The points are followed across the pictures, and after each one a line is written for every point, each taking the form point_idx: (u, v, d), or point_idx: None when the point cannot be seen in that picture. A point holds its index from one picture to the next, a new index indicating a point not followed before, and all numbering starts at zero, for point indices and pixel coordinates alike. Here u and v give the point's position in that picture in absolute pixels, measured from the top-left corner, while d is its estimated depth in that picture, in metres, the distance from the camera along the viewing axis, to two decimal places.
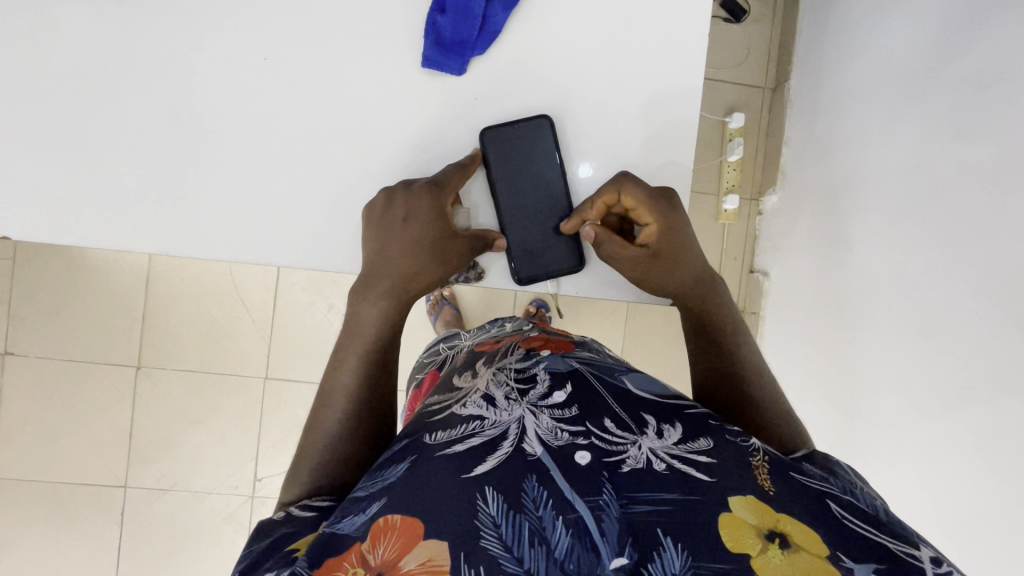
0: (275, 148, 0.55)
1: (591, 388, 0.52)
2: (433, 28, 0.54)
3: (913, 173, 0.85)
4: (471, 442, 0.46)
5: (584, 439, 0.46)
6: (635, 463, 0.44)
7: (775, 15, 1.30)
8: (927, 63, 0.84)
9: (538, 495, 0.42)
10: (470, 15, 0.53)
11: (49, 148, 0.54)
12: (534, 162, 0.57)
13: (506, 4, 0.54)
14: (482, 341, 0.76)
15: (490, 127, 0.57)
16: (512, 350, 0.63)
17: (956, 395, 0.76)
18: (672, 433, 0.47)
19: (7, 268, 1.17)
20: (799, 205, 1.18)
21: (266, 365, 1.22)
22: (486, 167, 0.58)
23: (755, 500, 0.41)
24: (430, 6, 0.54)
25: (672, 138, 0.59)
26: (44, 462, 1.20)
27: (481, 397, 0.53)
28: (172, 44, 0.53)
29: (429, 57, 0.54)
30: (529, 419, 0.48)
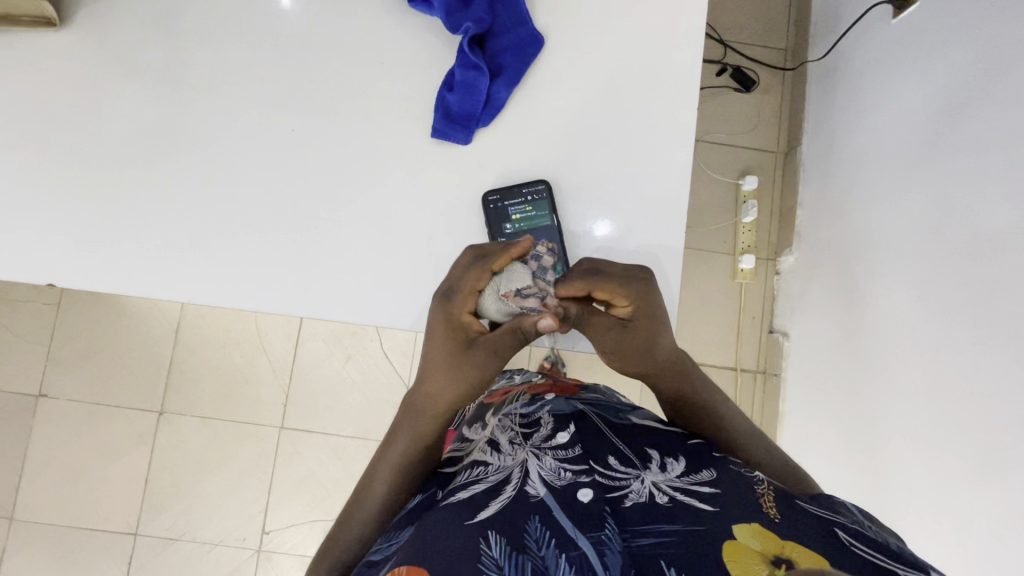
0: (304, 205, 0.60)
1: (591, 428, 0.54)
2: (443, 104, 0.59)
3: (927, 231, 0.86)
4: (474, 488, 0.48)
5: (586, 477, 0.47)
6: (638, 497, 0.44)
7: (783, 85, 1.36)
8: (931, 127, 0.88)
9: (540, 535, 0.42)
10: (475, 92, 0.58)
11: (101, 203, 0.59)
12: (529, 221, 0.59)
13: (509, 82, 0.59)
14: (492, 392, 0.76)
15: (494, 191, 0.60)
16: (518, 397, 0.65)
17: (993, 462, 0.72)
18: (676, 466, 0.48)
19: (51, 314, 1.24)
20: (815, 263, 1.19)
21: (282, 415, 1.24)
22: (486, 227, 0.60)
23: (760, 530, 0.40)
24: (440, 86, 0.60)
25: (676, 197, 0.61)
26: (60, 506, 1.22)
27: (487, 444, 0.56)
28: (208, 110, 0.60)
29: (438, 128, 0.59)
30: (532, 461, 0.49)
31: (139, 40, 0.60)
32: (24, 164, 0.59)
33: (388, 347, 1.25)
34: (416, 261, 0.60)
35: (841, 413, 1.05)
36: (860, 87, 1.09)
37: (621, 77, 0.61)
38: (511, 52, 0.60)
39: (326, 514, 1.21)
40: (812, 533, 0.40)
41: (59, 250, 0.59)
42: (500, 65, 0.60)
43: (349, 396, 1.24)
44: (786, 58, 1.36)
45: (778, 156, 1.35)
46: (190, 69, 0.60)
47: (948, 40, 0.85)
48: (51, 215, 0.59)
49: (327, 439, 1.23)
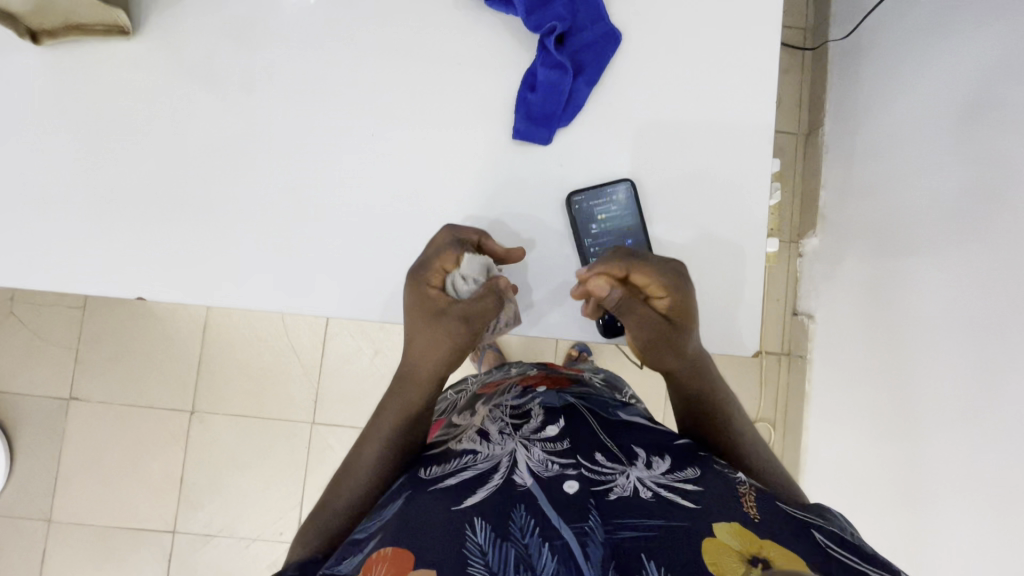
0: (353, 207, 0.59)
1: (580, 422, 0.54)
2: (524, 105, 0.58)
3: (958, 215, 0.86)
4: (462, 476, 0.49)
5: (573, 469, 0.47)
6: (623, 491, 0.45)
7: (803, 66, 1.34)
8: (959, 109, 0.88)
9: (524, 523, 0.43)
10: (559, 92, 0.58)
11: (154, 209, 0.59)
12: (615, 220, 0.59)
13: (590, 81, 0.59)
14: (485, 381, 0.76)
15: (576, 191, 0.60)
16: (510, 388, 0.66)
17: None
18: (661, 464, 0.49)
19: (78, 318, 1.24)
20: (841, 248, 1.19)
21: (313, 411, 1.25)
22: (573, 228, 0.60)
23: (739, 528, 0.41)
24: (521, 86, 0.59)
25: (728, 190, 0.61)
26: (96, 506, 1.23)
27: (476, 432, 0.56)
28: (253, 112, 0.59)
29: (521, 130, 0.58)
30: (521, 451, 0.51)
31: (183, 41, 0.58)
32: (74, 172, 0.58)
33: None
34: None
35: (868, 393, 1.06)
36: (884, 71, 1.08)
37: (670, 68, 0.60)
38: (590, 49, 0.59)
39: None
40: (794, 533, 0.41)
41: (115, 258, 0.59)
42: (581, 63, 0.59)
43: (379, 391, 1.25)
44: (807, 38, 1.34)
45: (799, 137, 1.34)
46: (237, 71, 0.59)
47: (976, 28, 0.85)
48: (101, 221, 0.59)
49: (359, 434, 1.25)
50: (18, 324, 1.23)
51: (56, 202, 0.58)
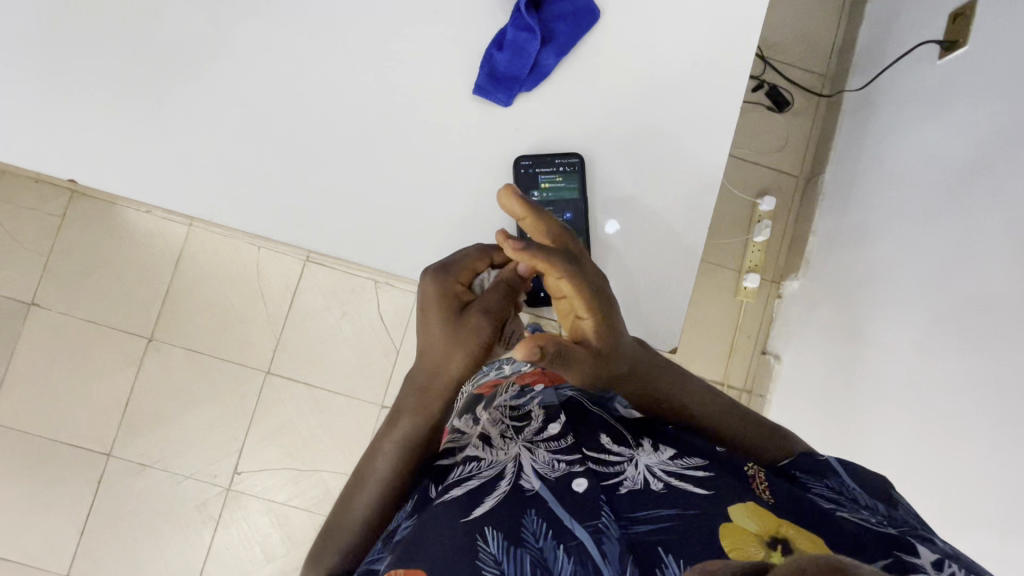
0: (329, 146, 0.59)
1: (580, 417, 0.54)
2: (489, 62, 0.59)
3: (928, 283, 0.89)
4: (467, 484, 0.49)
5: (580, 466, 0.48)
6: (633, 484, 0.46)
7: (817, 111, 1.35)
8: (949, 179, 0.90)
9: (536, 527, 0.43)
10: (523, 55, 0.58)
11: (132, 112, 0.58)
12: (556, 193, 0.60)
13: (558, 52, 0.59)
14: (481, 382, 0.75)
15: (528, 156, 0.60)
16: (507, 388, 0.66)
17: (972, 514, 0.74)
18: (667, 452, 0.49)
19: (54, 224, 1.23)
20: (813, 297, 1.21)
21: (269, 360, 1.24)
22: (515, 190, 0.60)
23: (757, 510, 0.42)
24: (490, 44, 0.60)
25: (697, 202, 0.62)
26: (35, 416, 1.22)
27: (479, 439, 0.55)
28: (249, 33, 0.59)
29: (481, 86, 0.59)
30: (525, 455, 0.50)
31: None
32: (54, 59, 0.58)
33: (384, 309, 1.25)
34: (431, 218, 0.60)
35: (819, 441, 1.07)
36: (890, 126, 1.09)
37: (665, 71, 0.61)
38: (564, 21, 0.60)
39: (298, 463, 1.24)
40: (805, 511, 0.43)
41: (83, 153, 0.58)
42: (553, 33, 0.60)
43: (339, 352, 1.25)
44: (824, 84, 1.35)
45: (800, 180, 1.35)
46: None
47: (982, 102, 0.87)
48: (73, 112, 0.58)
49: (311, 391, 1.25)
50: None
51: (33, 86, 0.58)
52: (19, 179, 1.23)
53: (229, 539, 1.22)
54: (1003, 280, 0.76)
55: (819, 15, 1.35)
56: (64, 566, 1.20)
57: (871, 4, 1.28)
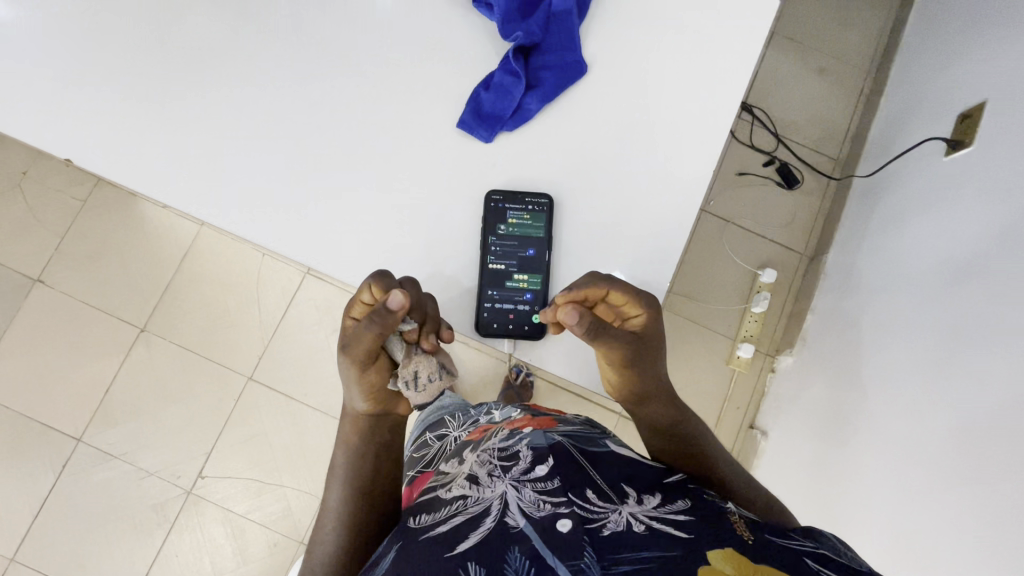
0: (323, 158, 0.62)
1: (569, 457, 0.54)
2: (475, 100, 0.62)
3: (920, 377, 0.87)
4: (454, 520, 0.50)
5: (565, 507, 0.47)
6: (616, 527, 0.45)
7: (824, 192, 1.37)
8: (946, 272, 0.90)
9: (519, 564, 0.43)
10: (507, 98, 0.61)
11: (150, 107, 0.62)
12: (518, 227, 0.61)
13: (542, 97, 0.62)
14: (475, 427, 0.77)
15: (498, 189, 0.62)
16: (498, 432, 0.66)
17: None
18: (652, 500, 0.48)
19: (73, 208, 1.28)
20: (805, 375, 1.19)
21: (253, 367, 1.25)
22: (482, 220, 0.61)
23: (735, 555, 0.41)
24: (478, 83, 0.63)
25: (670, 254, 0.62)
26: (16, 390, 1.23)
27: (465, 478, 0.56)
28: (266, 46, 0.63)
29: (465, 121, 0.62)
30: (511, 493, 0.51)
31: None
32: (87, 51, 0.62)
33: None
34: (409, 238, 0.61)
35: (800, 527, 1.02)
36: (893, 215, 1.11)
37: (653, 127, 0.63)
38: (552, 70, 0.63)
39: (264, 476, 1.22)
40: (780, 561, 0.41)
41: (97, 139, 0.62)
42: (538, 80, 0.63)
43: (323, 367, 1.25)
44: (835, 167, 1.37)
45: (803, 257, 1.35)
46: (264, 11, 0.63)
47: (980, 203, 0.89)
48: (91, 99, 0.62)
49: (289, 403, 1.24)
50: (17, 196, 1.27)
51: (67, 74, 0.62)
52: (49, 162, 1.29)
53: (180, 545, 1.19)
54: (988, 386, 0.74)
55: (833, 103, 1.39)
56: (11, 549, 1.18)
57: (884, 99, 1.31)
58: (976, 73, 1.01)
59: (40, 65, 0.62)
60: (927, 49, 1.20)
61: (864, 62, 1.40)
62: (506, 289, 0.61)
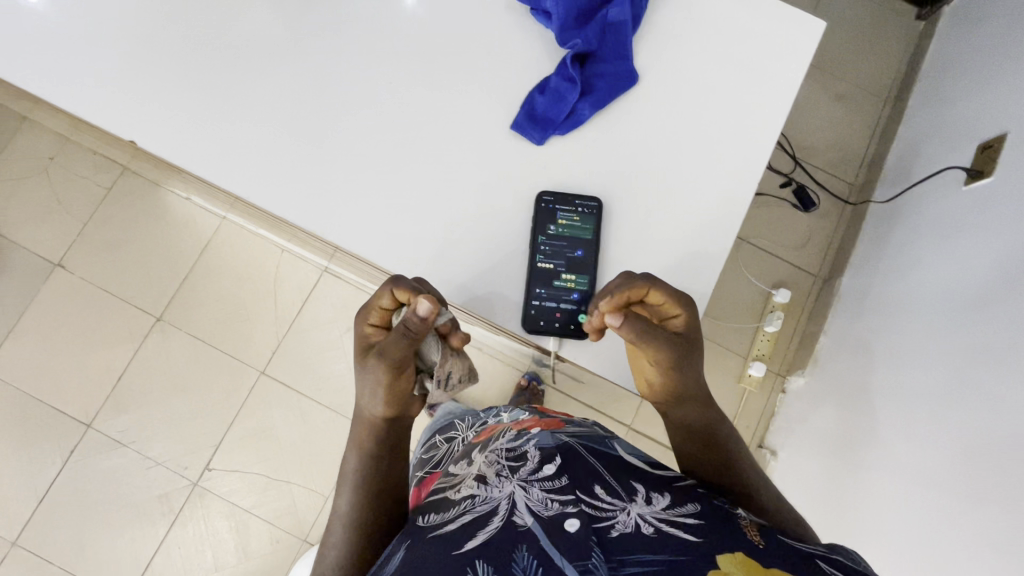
0: (362, 154, 0.63)
1: (575, 459, 0.54)
2: (529, 103, 0.64)
3: (931, 402, 0.87)
4: (462, 519, 0.50)
5: (573, 507, 0.48)
6: (624, 528, 0.45)
7: (840, 216, 1.38)
8: (960, 300, 0.91)
9: (527, 563, 0.43)
10: (562, 102, 0.63)
11: (201, 98, 0.64)
12: (569, 227, 0.61)
13: (594, 104, 0.63)
14: (482, 428, 0.77)
15: (548, 191, 0.63)
16: (505, 432, 0.66)
17: None
18: (660, 500, 0.48)
19: (98, 195, 1.29)
20: (816, 396, 1.20)
21: (266, 361, 1.25)
22: (534, 218, 0.62)
23: (745, 559, 0.41)
24: (533, 87, 0.65)
25: (710, 266, 0.63)
26: (29, 373, 1.23)
27: (474, 479, 0.56)
28: (312, 43, 0.65)
29: (518, 123, 0.63)
30: (519, 492, 0.51)
31: None
32: (148, 44, 0.64)
33: None
34: (442, 235, 0.62)
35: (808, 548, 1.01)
36: (909, 240, 1.12)
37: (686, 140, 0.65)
38: (606, 78, 0.64)
39: (270, 472, 1.21)
40: (792, 564, 0.41)
41: (147, 127, 0.64)
42: (591, 86, 0.64)
43: (335, 365, 1.25)
44: (852, 192, 1.39)
45: (817, 279, 1.36)
46: (312, 10, 0.65)
47: (998, 232, 0.90)
48: (142, 87, 0.64)
49: (300, 399, 1.24)
50: (43, 180, 1.29)
51: (121, 63, 0.64)
52: (77, 150, 1.30)
53: (182, 537, 1.19)
54: (1003, 412, 0.75)
55: (852, 128, 1.41)
56: (13, 533, 1.17)
57: (903, 126, 1.33)
58: (996, 104, 1.03)
59: (98, 54, 0.64)
60: (948, 79, 1.22)
61: (883, 89, 1.42)
62: (553, 286, 0.61)
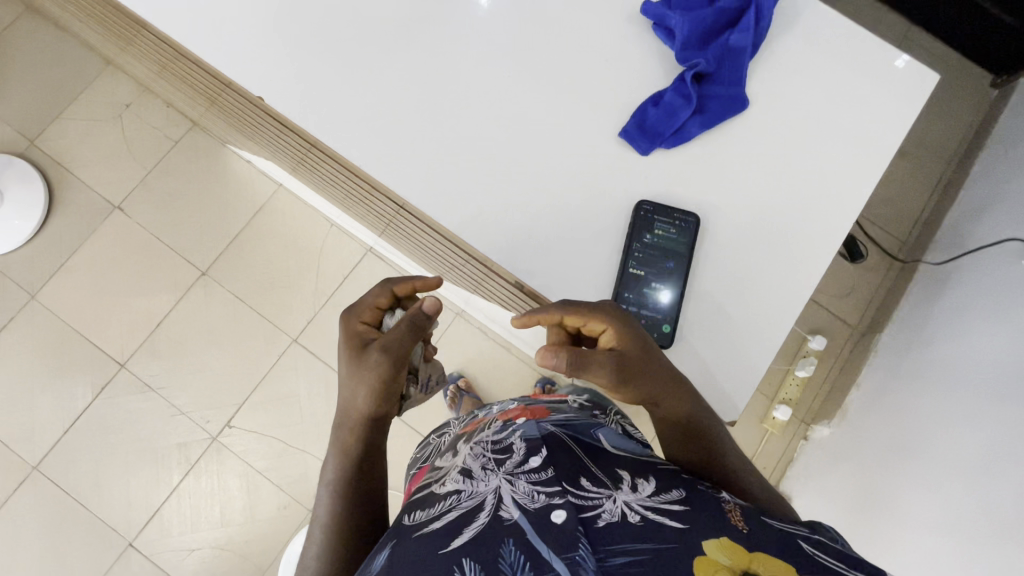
0: (446, 146, 0.67)
1: (560, 453, 0.53)
2: (641, 113, 0.66)
3: (964, 475, 0.87)
4: (447, 517, 0.48)
5: (559, 498, 0.46)
6: (611, 517, 0.44)
7: (886, 272, 1.37)
8: (998, 375, 0.91)
9: (513, 558, 0.42)
10: (673, 117, 0.65)
11: (303, 72, 0.68)
12: (666, 239, 0.64)
13: (703, 124, 0.66)
14: (472, 422, 0.76)
15: (649, 200, 0.65)
16: (491, 425, 0.66)
17: None
18: (645, 487, 0.47)
19: (166, 146, 1.34)
20: (840, 447, 1.19)
21: (300, 330, 1.27)
22: (633, 224, 0.64)
23: (729, 544, 0.41)
24: (647, 99, 0.67)
25: (789, 298, 0.65)
26: (73, 306, 1.27)
27: (459, 473, 0.55)
28: (415, 35, 0.69)
29: (628, 131, 0.66)
30: (505, 486, 0.50)
31: None
32: (268, 16, 0.68)
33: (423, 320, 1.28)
34: (511, 231, 0.65)
35: None
36: (954, 308, 1.11)
37: (757, 174, 0.67)
38: (718, 100, 0.67)
39: (287, 438, 1.23)
40: (776, 546, 0.41)
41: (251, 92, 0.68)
42: (704, 106, 0.66)
43: None
44: (902, 250, 1.37)
45: (854, 331, 1.34)
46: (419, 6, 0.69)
47: None
48: (251, 54, 0.68)
49: (327, 372, 1.26)
50: (117, 124, 1.33)
51: (236, 28, 0.68)
52: (153, 101, 1.35)
53: (194, 488, 1.21)
54: None
55: (910, 186, 1.40)
56: (35, 457, 1.21)
57: (963, 191, 1.32)
58: None
59: (216, 18, 0.68)
60: (1014, 151, 1.21)
61: (947, 151, 1.40)
62: (641, 292, 0.63)
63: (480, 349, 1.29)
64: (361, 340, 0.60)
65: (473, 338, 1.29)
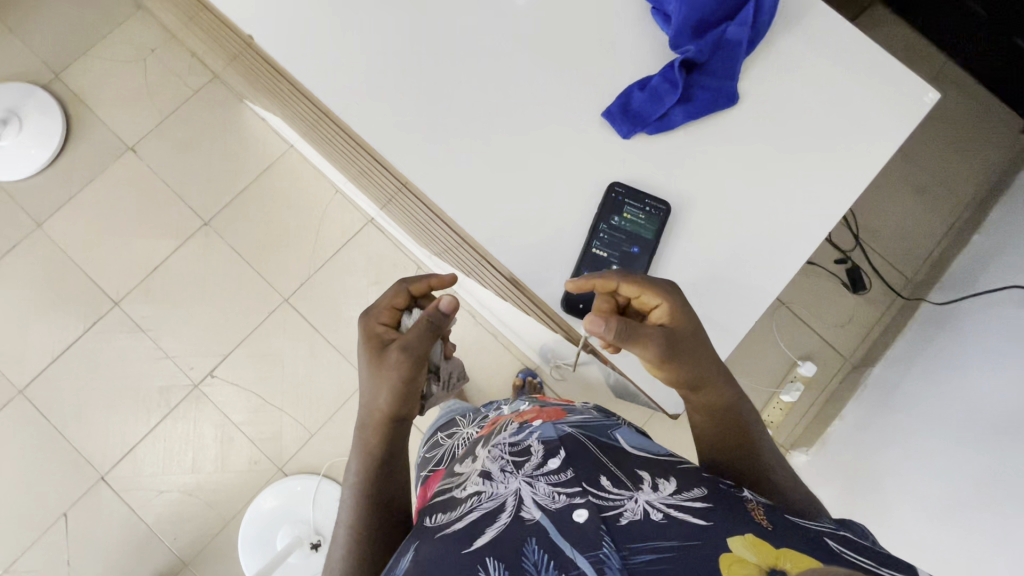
0: (447, 117, 0.67)
1: (581, 453, 0.51)
2: (627, 96, 0.66)
3: (940, 510, 0.86)
4: (469, 517, 0.47)
5: (580, 498, 0.45)
6: (633, 515, 0.44)
7: (889, 306, 1.34)
8: (984, 416, 0.89)
9: (538, 557, 0.42)
10: (658, 102, 0.64)
11: (314, 28, 0.68)
12: (631, 221, 0.63)
13: (688, 113, 0.65)
14: (486, 422, 0.75)
15: (622, 183, 0.65)
16: (507, 426, 0.63)
17: None
18: (667, 485, 0.47)
19: (183, 94, 1.35)
20: (825, 476, 1.18)
21: (292, 290, 1.28)
22: (602, 203, 0.64)
23: (755, 540, 0.40)
24: (634, 83, 0.67)
25: (760, 301, 0.64)
26: (76, 241, 1.29)
27: (479, 474, 0.53)
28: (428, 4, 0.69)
29: (611, 112, 0.65)
30: (525, 488, 0.49)
31: None
32: None
33: None
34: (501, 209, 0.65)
35: None
36: (951, 345, 1.09)
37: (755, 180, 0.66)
38: (707, 92, 0.66)
39: (268, 395, 1.25)
40: (800, 540, 0.40)
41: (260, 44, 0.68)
42: (692, 96, 0.66)
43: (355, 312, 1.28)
44: (907, 286, 1.34)
45: (848, 362, 1.32)
46: None
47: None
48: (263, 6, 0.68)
49: (314, 335, 1.27)
50: (139, 68, 1.35)
51: None
52: (175, 49, 1.36)
53: (171, 432, 1.23)
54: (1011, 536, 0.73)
55: (923, 223, 1.37)
56: (23, 383, 1.23)
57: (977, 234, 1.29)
58: None
59: None
60: None
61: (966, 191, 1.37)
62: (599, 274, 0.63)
63: (468, 331, 1.29)
64: (380, 340, 0.61)
65: (462, 320, 1.29)
